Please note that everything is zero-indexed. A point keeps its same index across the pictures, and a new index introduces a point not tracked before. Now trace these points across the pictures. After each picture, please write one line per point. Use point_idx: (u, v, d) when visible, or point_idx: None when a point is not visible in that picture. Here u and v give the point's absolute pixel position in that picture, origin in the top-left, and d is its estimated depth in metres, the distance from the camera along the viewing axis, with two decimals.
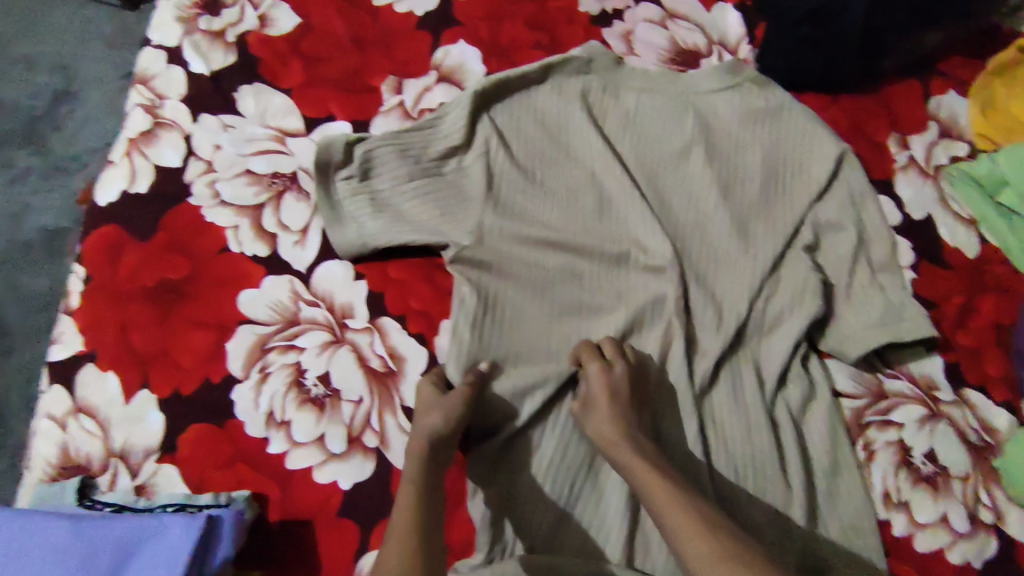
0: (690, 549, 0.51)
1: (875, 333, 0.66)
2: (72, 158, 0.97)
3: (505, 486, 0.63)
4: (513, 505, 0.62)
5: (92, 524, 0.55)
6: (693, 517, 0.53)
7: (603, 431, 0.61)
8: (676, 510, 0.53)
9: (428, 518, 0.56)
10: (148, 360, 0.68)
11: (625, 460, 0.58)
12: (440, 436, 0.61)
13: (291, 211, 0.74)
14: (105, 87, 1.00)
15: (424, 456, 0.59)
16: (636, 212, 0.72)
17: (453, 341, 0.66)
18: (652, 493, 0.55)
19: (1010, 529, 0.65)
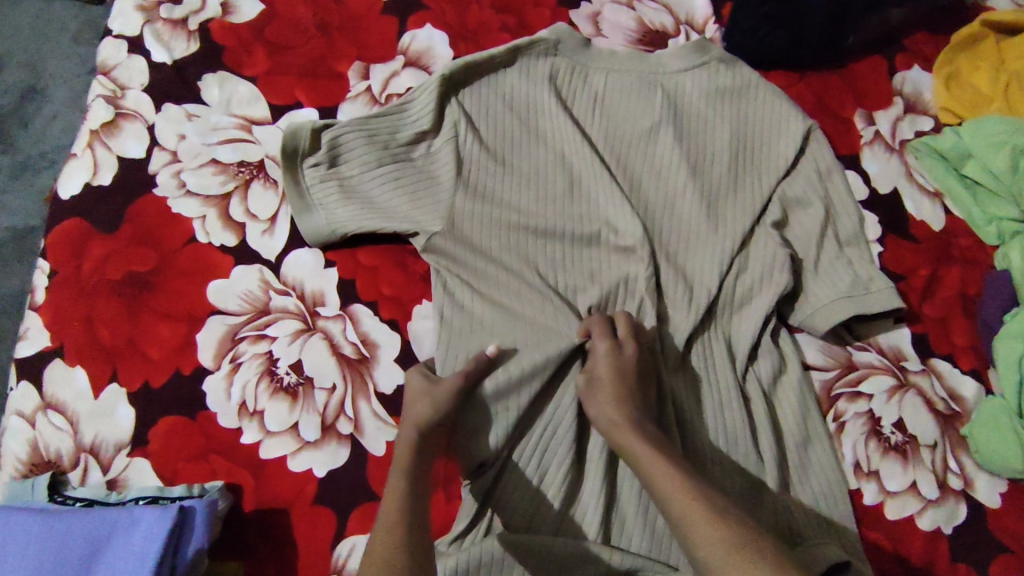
0: (701, 536, 0.49)
1: (843, 306, 0.67)
2: (38, 155, 0.95)
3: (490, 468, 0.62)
4: (495, 485, 0.63)
5: (65, 519, 0.55)
6: (700, 503, 0.51)
7: (603, 413, 0.59)
8: (683, 495, 0.52)
9: (417, 508, 0.54)
10: (116, 354, 0.67)
11: (628, 441, 0.57)
12: (427, 423, 0.59)
13: (259, 200, 0.73)
14: (71, 83, 0.98)
15: (413, 446, 0.58)
16: (606, 193, 0.72)
17: (441, 325, 0.66)
18: (655, 474, 0.54)
19: (977, 494, 0.66)
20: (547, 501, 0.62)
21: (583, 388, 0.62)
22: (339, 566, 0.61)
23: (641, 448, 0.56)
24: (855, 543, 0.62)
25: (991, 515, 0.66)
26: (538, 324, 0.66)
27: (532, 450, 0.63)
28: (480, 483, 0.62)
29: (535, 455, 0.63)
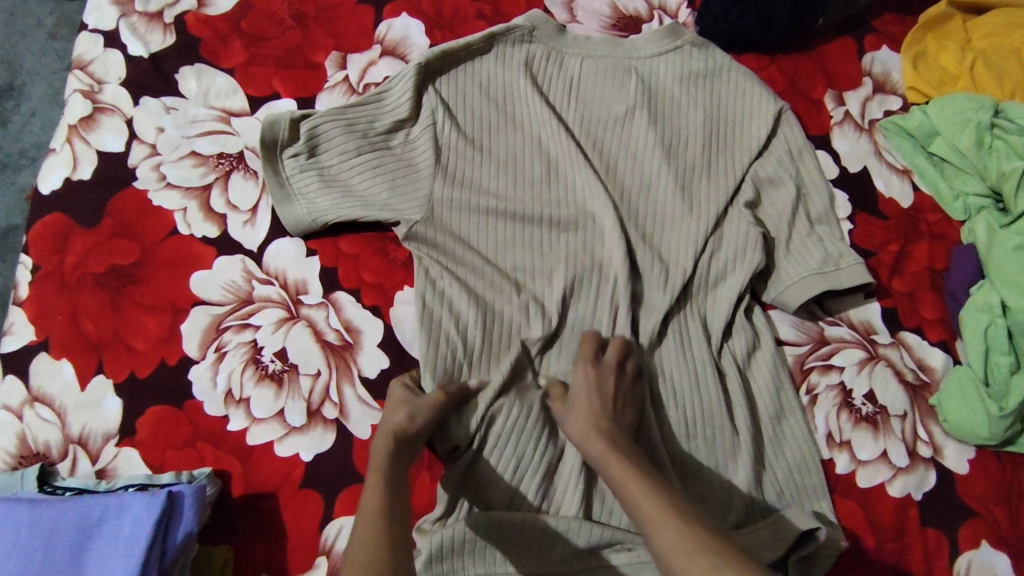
0: (665, 542, 0.52)
1: (814, 282, 0.69)
2: (18, 153, 0.95)
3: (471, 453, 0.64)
4: (476, 466, 0.64)
5: (53, 508, 0.56)
6: (667, 510, 0.54)
7: (575, 429, 0.62)
8: (650, 504, 0.54)
9: (395, 510, 0.56)
10: (102, 346, 0.68)
11: (600, 454, 0.59)
12: (405, 434, 0.60)
13: (239, 191, 0.74)
14: (49, 79, 0.98)
15: (387, 452, 0.59)
16: (583, 177, 0.73)
17: (421, 310, 0.67)
18: (626, 486, 0.56)
19: (946, 461, 0.68)
20: (529, 481, 0.64)
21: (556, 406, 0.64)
22: (328, 546, 0.62)
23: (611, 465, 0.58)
24: (825, 511, 0.64)
25: (959, 481, 0.68)
26: (516, 307, 0.68)
27: (509, 437, 0.64)
28: (462, 467, 0.63)
29: (516, 442, 0.64)
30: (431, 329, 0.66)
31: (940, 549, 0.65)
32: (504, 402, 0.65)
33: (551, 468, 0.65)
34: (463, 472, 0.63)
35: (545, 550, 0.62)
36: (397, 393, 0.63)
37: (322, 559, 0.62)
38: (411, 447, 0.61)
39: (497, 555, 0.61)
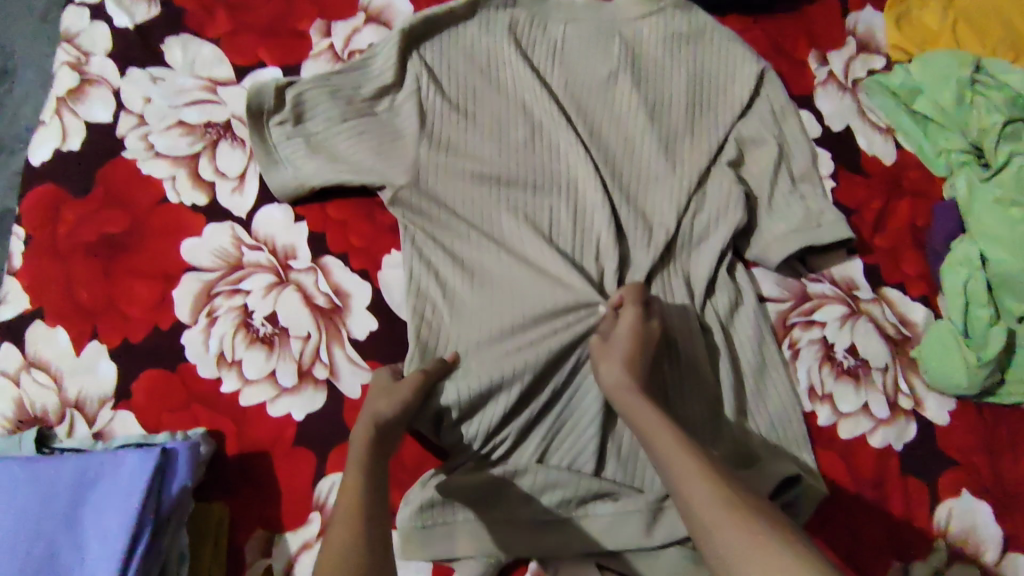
0: (694, 490, 0.50)
1: (795, 239, 0.70)
2: (11, 136, 0.95)
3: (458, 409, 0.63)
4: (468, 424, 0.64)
5: (50, 466, 0.57)
6: (696, 459, 0.52)
7: (612, 378, 0.60)
8: (678, 452, 0.53)
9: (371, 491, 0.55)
10: (95, 313, 0.69)
11: (632, 407, 0.58)
12: (385, 422, 0.59)
13: (227, 159, 0.74)
14: (39, 62, 0.98)
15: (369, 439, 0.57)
16: (567, 140, 0.74)
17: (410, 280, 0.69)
18: (659, 439, 0.54)
19: (928, 413, 0.69)
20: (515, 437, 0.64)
21: (595, 348, 0.63)
22: (321, 502, 0.64)
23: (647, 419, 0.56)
24: (808, 462, 0.65)
25: (941, 433, 0.69)
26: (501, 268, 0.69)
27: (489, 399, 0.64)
28: (450, 426, 0.64)
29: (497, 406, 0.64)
30: (414, 296, 0.68)
31: (920, 498, 0.66)
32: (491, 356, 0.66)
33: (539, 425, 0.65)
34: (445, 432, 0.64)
35: (531, 502, 0.63)
36: (382, 379, 0.63)
37: (315, 514, 0.64)
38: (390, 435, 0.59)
39: (486, 504, 0.64)
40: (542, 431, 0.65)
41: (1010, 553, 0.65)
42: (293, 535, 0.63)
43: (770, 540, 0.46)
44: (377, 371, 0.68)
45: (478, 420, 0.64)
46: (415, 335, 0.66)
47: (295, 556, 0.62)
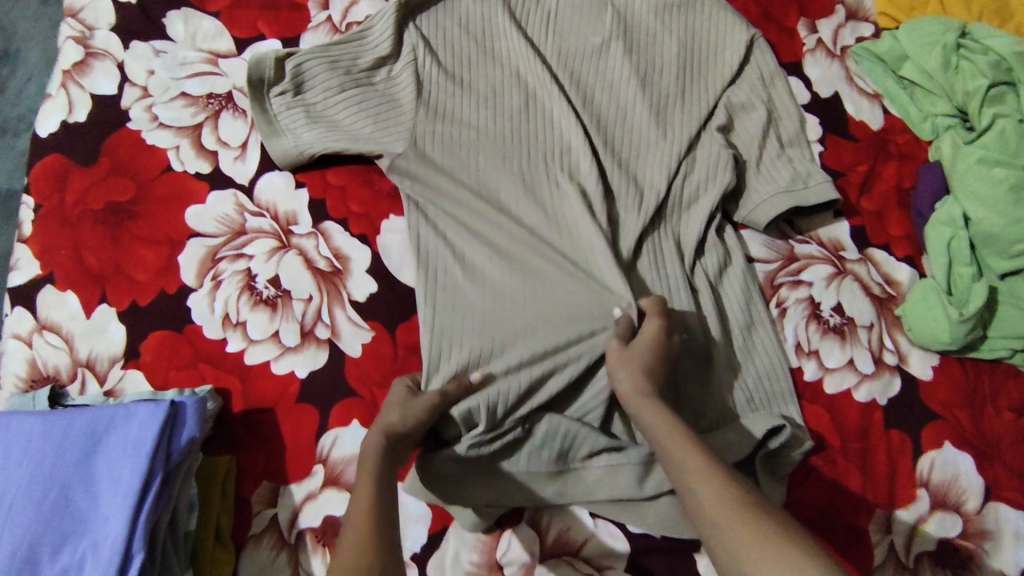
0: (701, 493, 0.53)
1: (782, 201, 0.71)
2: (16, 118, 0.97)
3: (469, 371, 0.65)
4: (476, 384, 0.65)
5: (63, 417, 0.59)
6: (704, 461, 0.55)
7: (626, 384, 0.62)
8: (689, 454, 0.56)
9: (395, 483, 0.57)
10: (104, 277, 0.72)
11: (652, 420, 0.60)
12: (396, 433, 0.61)
13: (229, 128, 0.76)
14: (42, 45, 1.00)
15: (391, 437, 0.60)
16: (560, 106, 0.76)
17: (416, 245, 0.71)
18: (676, 448, 0.57)
19: (912, 368, 0.71)
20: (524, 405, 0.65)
21: (613, 351, 0.64)
22: (324, 455, 0.67)
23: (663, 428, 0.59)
24: (795, 415, 0.67)
25: (923, 388, 0.71)
26: (497, 233, 0.71)
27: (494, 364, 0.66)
28: (457, 394, 0.64)
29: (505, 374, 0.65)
30: (420, 261, 0.70)
31: (903, 450, 0.69)
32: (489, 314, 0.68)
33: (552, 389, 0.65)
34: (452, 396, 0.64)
35: (528, 456, 0.65)
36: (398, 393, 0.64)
37: (319, 467, 0.66)
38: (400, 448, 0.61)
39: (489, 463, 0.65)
40: (551, 391, 0.65)
41: (989, 502, 0.67)
42: (298, 486, 0.66)
43: (771, 533, 0.48)
44: (377, 331, 0.70)
45: (488, 389, 0.65)
46: (423, 300, 0.68)
47: (300, 506, 0.65)
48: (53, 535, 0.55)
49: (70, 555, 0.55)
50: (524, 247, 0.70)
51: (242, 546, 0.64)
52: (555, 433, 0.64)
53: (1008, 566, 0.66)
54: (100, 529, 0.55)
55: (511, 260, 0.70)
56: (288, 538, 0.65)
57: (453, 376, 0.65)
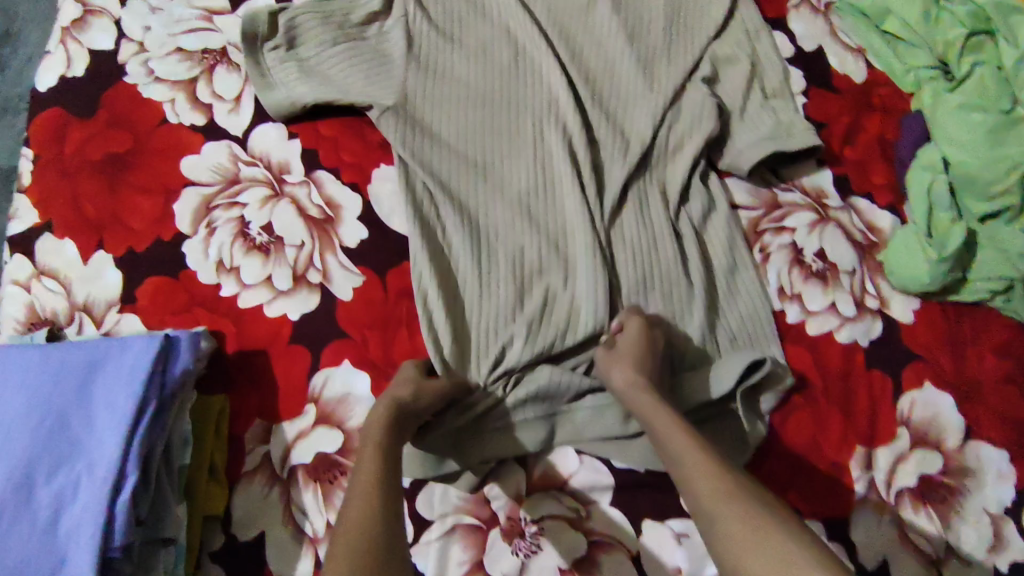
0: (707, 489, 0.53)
1: (765, 147, 0.73)
2: (17, 88, 0.99)
3: (456, 316, 0.68)
4: (462, 328, 0.68)
5: (59, 350, 0.61)
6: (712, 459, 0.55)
7: (621, 380, 0.63)
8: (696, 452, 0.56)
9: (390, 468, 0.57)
10: (101, 225, 0.73)
11: (648, 406, 0.60)
12: (403, 406, 0.61)
13: (223, 82, 0.78)
14: (41, 17, 1.02)
15: (388, 418, 0.59)
16: (548, 60, 0.77)
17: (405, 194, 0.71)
18: (672, 440, 0.57)
19: (894, 312, 0.72)
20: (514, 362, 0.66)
21: (604, 355, 0.65)
22: (316, 395, 0.68)
23: (659, 418, 0.59)
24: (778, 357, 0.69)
25: (905, 330, 0.72)
26: (485, 184, 0.73)
27: (485, 305, 0.68)
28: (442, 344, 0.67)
29: (495, 316, 0.68)
30: (410, 206, 0.71)
31: (883, 390, 0.70)
32: (475, 259, 0.69)
33: (540, 337, 0.67)
34: (440, 335, 0.67)
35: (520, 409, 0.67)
36: (408, 372, 0.64)
37: (311, 407, 0.68)
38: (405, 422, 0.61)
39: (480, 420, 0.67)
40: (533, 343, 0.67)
41: (969, 440, 0.68)
42: (289, 425, 0.67)
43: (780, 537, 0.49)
44: (368, 276, 0.72)
45: (473, 332, 0.68)
46: (415, 246, 0.69)
47: (291, 444, 0.67)
48: (49, 457, 0.57)
49: (65, 476, 0.56)
50: (511, 198, 0.72)
51: (235, 481, 0.66)
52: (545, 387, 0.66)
53: (989, 502, 0.67)
54: (96, 451, 0.57)
55: (498, 210, 0.72)
56: (280, 474, 0.66)
57: (436, 320, 0.67)
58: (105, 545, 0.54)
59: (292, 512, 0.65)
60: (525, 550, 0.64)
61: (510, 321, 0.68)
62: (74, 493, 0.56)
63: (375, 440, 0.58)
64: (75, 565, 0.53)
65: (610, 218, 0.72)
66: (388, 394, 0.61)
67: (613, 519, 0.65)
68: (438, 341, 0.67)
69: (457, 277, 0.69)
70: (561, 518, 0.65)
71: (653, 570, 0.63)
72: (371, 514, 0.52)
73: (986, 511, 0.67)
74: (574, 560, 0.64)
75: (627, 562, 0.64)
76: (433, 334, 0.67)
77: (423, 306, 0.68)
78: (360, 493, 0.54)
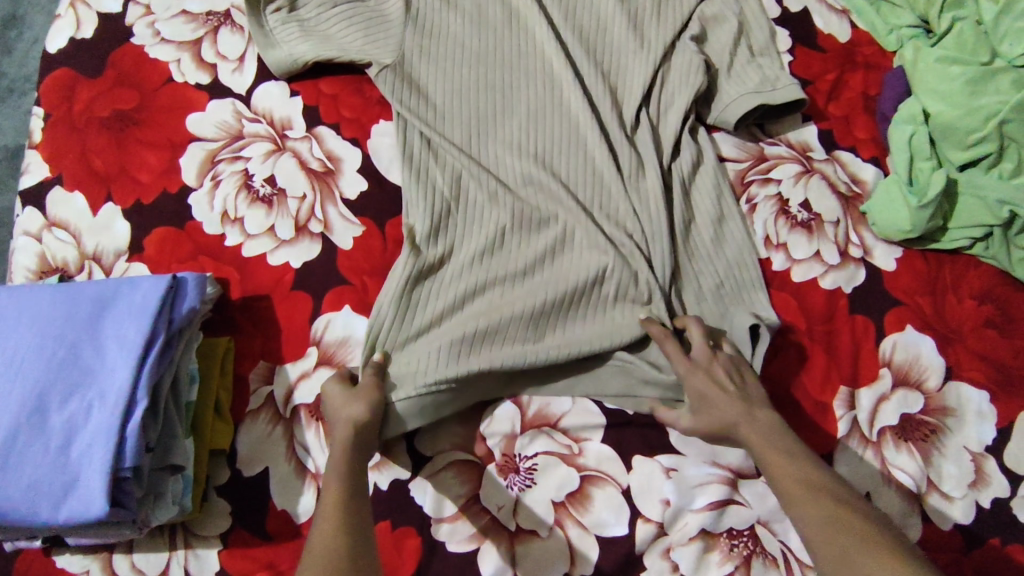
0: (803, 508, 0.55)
1: (750, 100, 0.76)
2: (30, 58, 1.02)
3: (443, 265, 0.70)
4: (442, 274, 0.70)
5: (71, 287, 0.63)
6: (797, 476, 0.57)
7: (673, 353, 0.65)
8: (782, 471, 0.58)
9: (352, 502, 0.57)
10: (110, 179, 0.76)
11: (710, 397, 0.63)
12: (361, 425, 0.62)
13: (227, 43, 0.81)
14: None
15: (347, 446, 0.60)
16: (538, 19, 0.79)
17: (404, 148, 0.74)
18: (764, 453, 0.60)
19: (877, 261, 0.74)
20: (518, 321, 0.68)
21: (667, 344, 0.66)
22: (318, 338, 0.70)
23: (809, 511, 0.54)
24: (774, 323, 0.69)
25: (887, 278, 0.74)
26: (479, 139, 0.75)
27: (484, 259, 0.70)
28: (415, 286, 0.69)
29: (493, 269, 0.70)
30: (406, 164, 0.73)
31: (867, 333, 0.72)
32: (470, 210, 0.72)
33: (537, 292, 0.69)
34: (430, 288, 0.69)
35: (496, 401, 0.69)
36: (335, 388, 0.65)
37: (312, 349, 0.70)
38: (369, 438, 0.62)
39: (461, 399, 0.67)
40: (520, 298, 0.69)
41: (950, 380, 0.70)
42: (292, 366, 0.69)
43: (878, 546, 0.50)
44: (368, 226, 0.74)
45: (457, 277, 0.70)
46: (414, 197, 0.72)
47: (294, 384, 0.69)
48: (62, 386, 0.59)
49: (78, 403, 0.59)
50: (507, 153, 0.75)
51: (240, 420, 0.68)
52: (551, 349, 0.67)
53: (970, 440, 0.69)
54: (106, 379, 0.59)
55: (490, 164, 0.74)
56: (283, 413, 0.68)
57: (421, 267, 0.69)
58: (115, 468, 0.56)
59: (294, 450, 0.67)
60: (519, 484, 0.67)
61: (509, 277, 0.70)
62: (86, 418, 0.58)
63: (336, 462, 0.59)
64: (88, 485, 0.56)
65: (611, 177, 0.73)
66: (346, 416, 0.62)
67: (604, 455, 0.67)
68: (428, 296, 0.69)
69: (454, 231, 0.71)
70: (553, 455, 0.67)
71: (643, 502, 0.66)
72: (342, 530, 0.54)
73: (967, 449, 0.68)
74: (567, 494, 0.66)
75: (617, 495, 0.66)
76: (432, 290, 0.69)
77: (409, 255, 0.69)
78: (325, 512, 0.56)
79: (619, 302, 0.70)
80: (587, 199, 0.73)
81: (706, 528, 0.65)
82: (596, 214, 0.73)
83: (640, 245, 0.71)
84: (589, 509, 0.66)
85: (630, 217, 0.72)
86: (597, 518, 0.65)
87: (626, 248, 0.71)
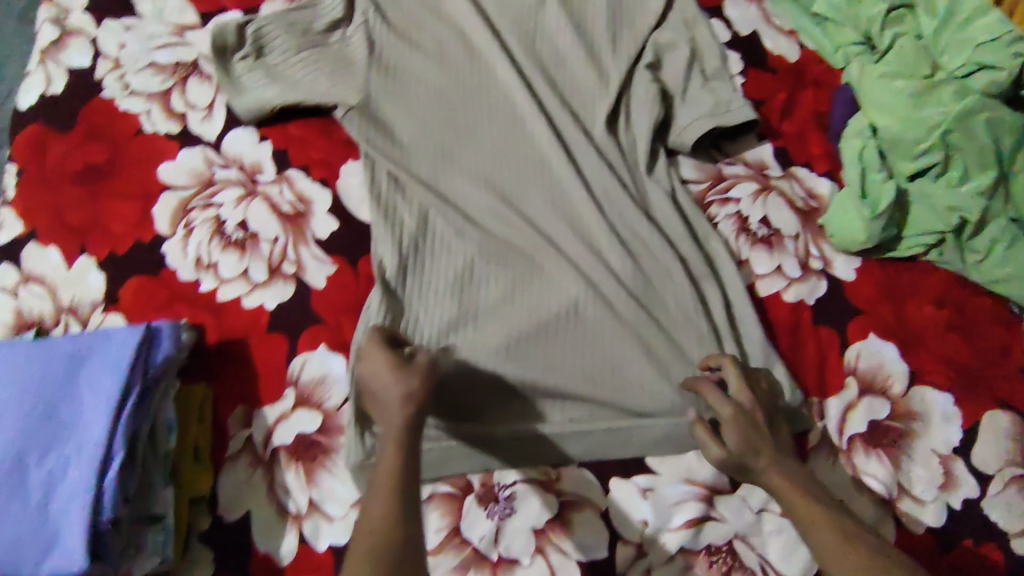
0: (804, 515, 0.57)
1: (707, 123, 0.78)
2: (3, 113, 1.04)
3: (416, 300, 0.71)
4: (414, 308, 0.71)
5: (47, 343, 0.64)
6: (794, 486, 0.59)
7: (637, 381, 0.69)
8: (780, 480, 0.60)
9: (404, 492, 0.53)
10: (85, 232, 0.77)
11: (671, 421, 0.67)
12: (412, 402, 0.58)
13: (196, 92, 0.83)
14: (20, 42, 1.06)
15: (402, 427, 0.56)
16: (498, 56, 0.82)
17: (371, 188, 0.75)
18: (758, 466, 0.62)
19: (838, 272, 0.77)
20: (491, 352, 0.69)
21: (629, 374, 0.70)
22: (294, 379, 0.71)
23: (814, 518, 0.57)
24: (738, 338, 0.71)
25: (848, 288, 0.76)
26: (446, 175, 0.77)
27: (456, 292, 0.72)
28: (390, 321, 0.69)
29: (464, 302, 0.72)
30: (374, 201, 0.74)
31: (832, 344, 0.74)
32: (440, 245, 0.74)
33: (508, 324, 0.71)
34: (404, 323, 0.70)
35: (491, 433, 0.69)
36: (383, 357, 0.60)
37: (290, 390, 0.71)
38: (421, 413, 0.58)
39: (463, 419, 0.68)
40: (492, 331, 0.71)
41: (915, 385, 0.72)
42: (270, 409, 0.70)
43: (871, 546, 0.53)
44: (340, 265, 0.75)
45: (430, 310, 0.71)
46: (384, 232, 0.73)
47: (273, 426, 0.70)
48: (39, 442, 0.60)
49: (55, 458, 0.60)
50: (473, 187, 0.77)
51: (220, 465, 0.69)
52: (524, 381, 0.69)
53: (937, 443, 0.70)
54: (84, 433, 0.60)
55: (457, 199, 0.76)
56: (263, 455, 0.69)
57: (394, 304, 0.70)
58: (93, 522, 0.57)
59: (276, 491, 0.67)
60: (500, 514, 0.67)
61: (480, 309, 0.72)
62: (64, 474, 0.59)
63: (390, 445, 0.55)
64: (67, 540, 0.56)
65: (577, 206, 0.76)
66: (395, 393, 0.58)
67: (581, 479, 0.68)
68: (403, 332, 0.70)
69: (424, 266, 0.73)
70: (532, 482, 0.68)
71: (621, 524, 0.67)
72: (383, 524, 0.51)
73: (935, 453, 0.70)
74: (547, 521, 0.67)
75: (597, 518, 0.67)
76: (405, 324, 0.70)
77: (381, 292, 0.70)
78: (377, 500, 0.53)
79: (591, 327, 0.71)
80: (553, 228, 0.75)
81: (684, 547, 0.66)
82: (562, 241, 0.75)
83: (607, 270, 0.73)
84: (569, 534, 0.66)
85: (598, 245, 0.74)
86: (577, 542, 0.66)
87: (596, 275, 0.73)
